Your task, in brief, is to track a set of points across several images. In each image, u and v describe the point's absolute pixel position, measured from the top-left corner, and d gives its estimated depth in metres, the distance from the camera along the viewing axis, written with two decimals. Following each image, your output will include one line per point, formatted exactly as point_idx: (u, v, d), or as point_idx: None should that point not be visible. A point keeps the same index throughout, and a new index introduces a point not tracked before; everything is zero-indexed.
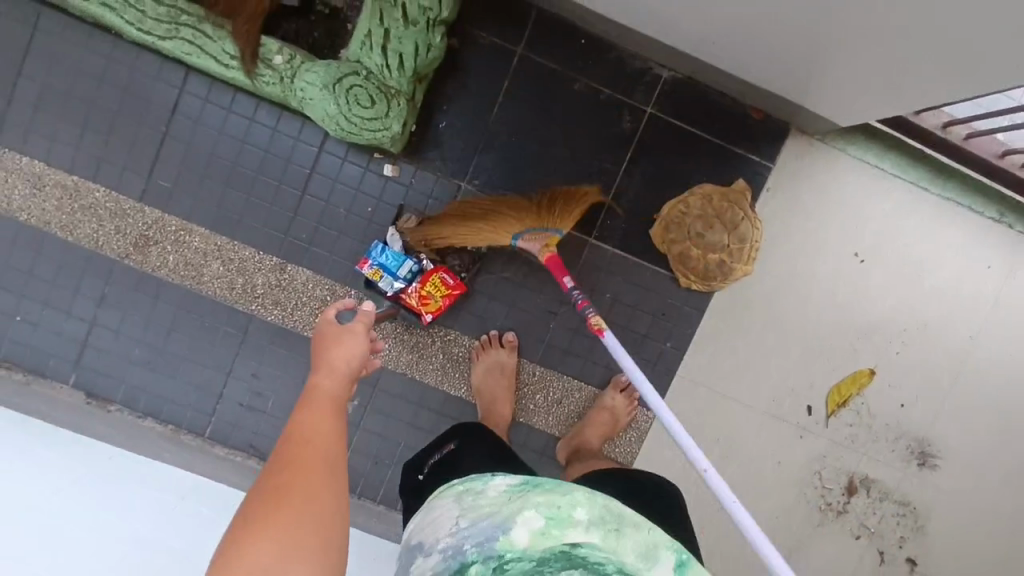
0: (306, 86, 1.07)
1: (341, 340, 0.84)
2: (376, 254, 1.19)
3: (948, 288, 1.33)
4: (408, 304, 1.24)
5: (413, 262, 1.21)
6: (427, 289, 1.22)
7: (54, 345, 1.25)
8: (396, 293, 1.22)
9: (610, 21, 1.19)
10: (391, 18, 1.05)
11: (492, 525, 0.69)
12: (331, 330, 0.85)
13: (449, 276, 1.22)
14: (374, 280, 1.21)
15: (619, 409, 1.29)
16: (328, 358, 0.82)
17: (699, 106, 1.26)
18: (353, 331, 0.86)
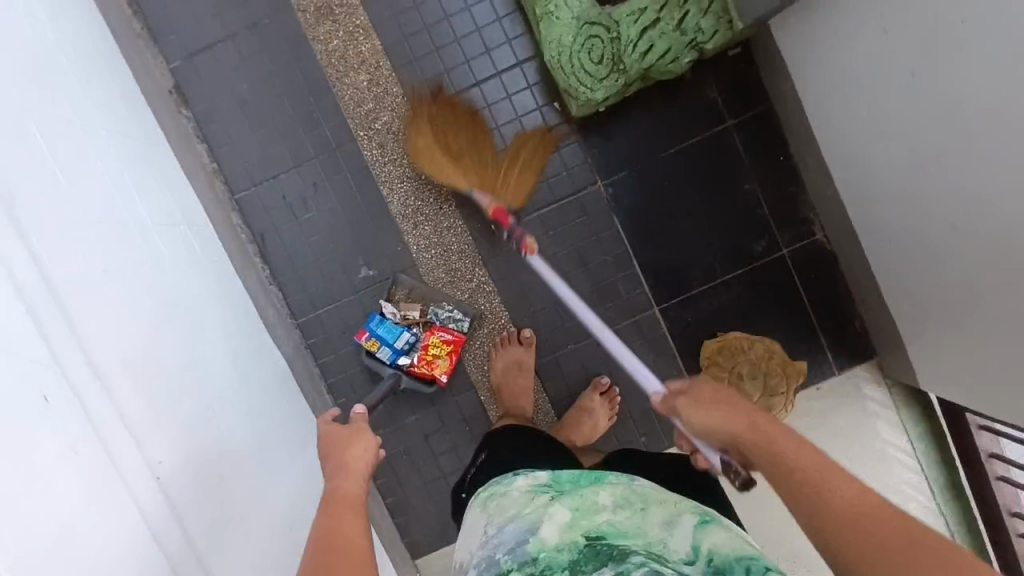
0: (562, 6, 1.09)
1: (350, 440, 0.82)
2: (370, 327, 1.23)
3: None
4: (416, 373, 1.25)
5: (408, 333, 1.23)
6: (432, 354, 1.24)
7: (185, 28, 1.24)
8: (402, 364, 1.24)
9: (814, 160, 1.21)
10: (669, 14, 1.09)
11: (521, 529, 0.75)
12: (338, 431, 0.84)
13: (445, 333, 1.25)
14: (372, 351, 1.24)
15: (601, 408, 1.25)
16: (341, 459, 0.80)
17: (821, 282, 1.29)
18: (350, 430, 0.84)
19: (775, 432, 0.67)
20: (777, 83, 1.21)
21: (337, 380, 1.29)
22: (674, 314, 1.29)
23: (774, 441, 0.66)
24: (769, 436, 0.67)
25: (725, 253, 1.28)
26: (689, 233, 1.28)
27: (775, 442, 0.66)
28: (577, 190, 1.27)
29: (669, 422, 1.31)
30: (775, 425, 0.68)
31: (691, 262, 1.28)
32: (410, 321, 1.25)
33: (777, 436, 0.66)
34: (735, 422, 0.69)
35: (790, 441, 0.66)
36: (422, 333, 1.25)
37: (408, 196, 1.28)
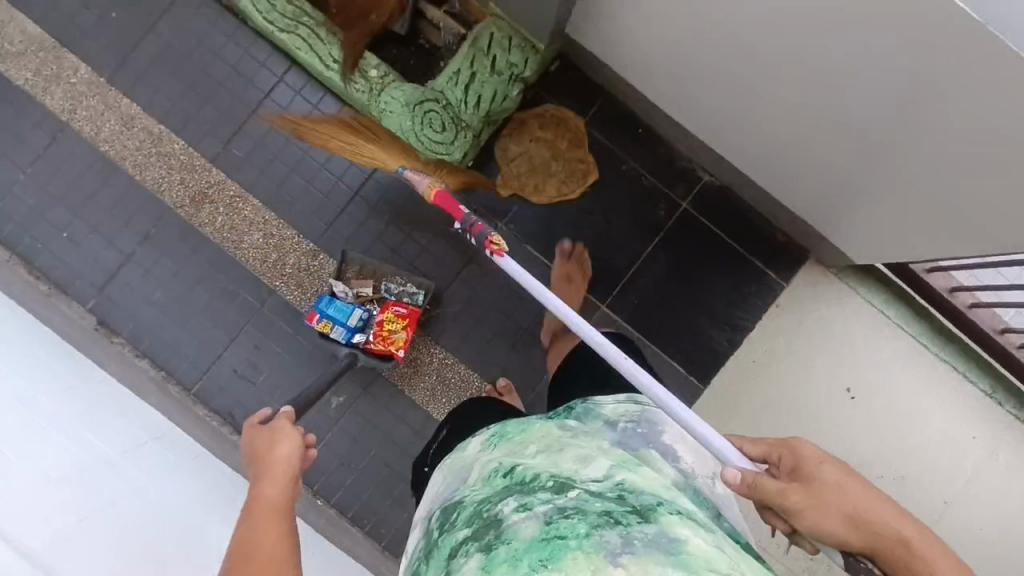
0: (390, 100, 1.20)
1: (273, 441, 0.84)
2: (321, 306, 1.25)
3: (930, 446, 1.35)
4: (372, 351, 1.27)
5: (362, 310, 1.27)
6: (386, 329, 1.27)
7: (87, 268, 1.32)
8: (358, 341, 1.26)
9: (666, 119, 1.31)
10: (480, 64, 1.20)
11: (458, 487, 0.71)
12: (260, 439, 0.85)
13: (400, 307, 1.28)
14: (324, 332, 1.26)
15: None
16: (266, 465, 0.81)
17: (730, 214, 1.36)
18: (282, 434, 0.85)
19: (846, 495, 0.64)
20: (603, 73, 1.32)
21: (357, 508, 1.32)
22: (621, 303, 1.35)
23: (843, 496, 0.64)
24: (840, 495, 0.64)
25: (637, 230, 1.36)
26: (597, 229, 1.35)
27: (852, 501, 0.63)
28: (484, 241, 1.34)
29: None
30: (843, 476, 0.65)
31: (612, 252, 1.35)
32: (364, 298, 1.30)
33: (854, 496, 0.64)
34: (809, 498, 0.65)
35: (851, 490, 0.64)
36: (378, 308, 1.29)
37: None
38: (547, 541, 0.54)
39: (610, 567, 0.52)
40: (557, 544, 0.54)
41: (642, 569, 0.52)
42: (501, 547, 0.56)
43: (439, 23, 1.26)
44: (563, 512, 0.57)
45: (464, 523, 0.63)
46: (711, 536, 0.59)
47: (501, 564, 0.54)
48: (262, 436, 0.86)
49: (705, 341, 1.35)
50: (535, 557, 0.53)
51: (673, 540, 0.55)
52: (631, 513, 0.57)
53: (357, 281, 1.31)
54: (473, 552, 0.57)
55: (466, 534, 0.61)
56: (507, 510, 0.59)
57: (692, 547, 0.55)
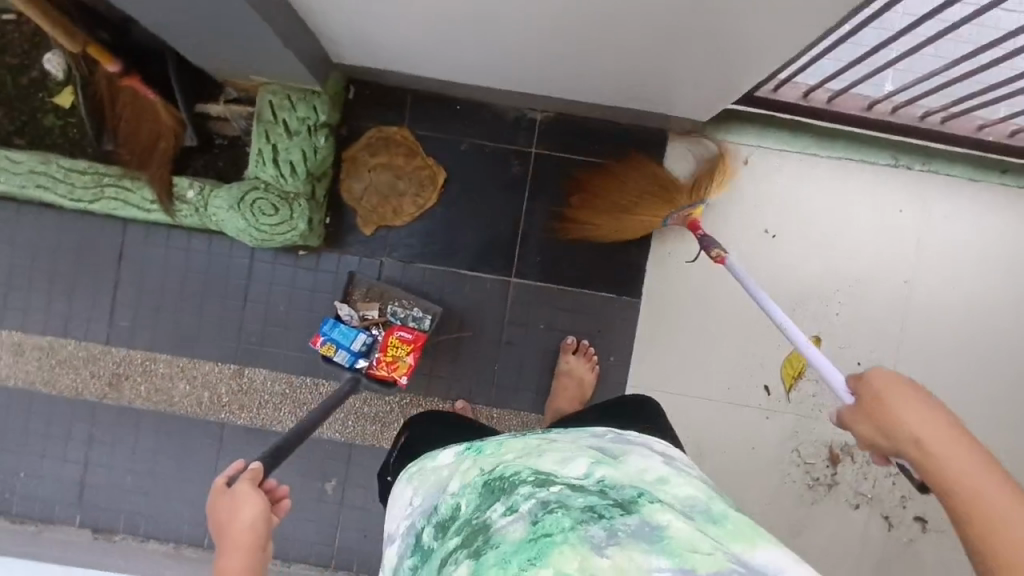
0: (217, 210, 1.21)
1: (235, 511, 0.73)
2: (326, 330, 1.20)
3: (865, 239, 1.35)
4: (376, 375, 1.23)
5: (365, 335, 1.22)
6: (389, 354, 1.21)
7: (59, 491, 1.36)
8: (361, 366, 1.22)
9: (473, 86, 1.30)
10: (276, 134, 1.21)
11: (437, 497, 0.72)
12: (224, 501, 0.74)
13: (407, 332, 1.23)
14: (328, 356, 1.21)
15: (564, 367, 1.31)
16: (229, 534, 0.72)
17: (579, 135, 1.36)
18: (241, 497, 0.74)
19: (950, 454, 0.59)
20: (395, 76, 1.31)
21: None
22: (527, 267, 1.36)
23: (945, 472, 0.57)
24: (939, 458, 0.59)
25: (506, 196, 1.35)
26: (471, 214, 1.36)
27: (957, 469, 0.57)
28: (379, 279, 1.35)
29: (614, 328, 1.35)
30: (952, 438, 0.59)
31: (495, 226, 1.35)
32: (369, 321, 1.27)
33: (954, 465, 0.58)
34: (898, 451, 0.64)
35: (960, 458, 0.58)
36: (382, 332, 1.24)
37: (295, 411, 1.36)
38: (535, 540, 0.55)
39: (596, 557, 0.53)
40: (545, 542, 0.55)
41: (628, 559, 0.53)
42: (492, 549, 0.57)
43: (230, 117, 1.26)
44: (547, 506, 0.59)
45: (452, 532, 0.64)
46: (692, 519, 0.60)
47: (491, 567, 0.55)
48: (224, 505, 0.74)
49: (618, 259, 1.35)
50: (524, 555, 0.54)
51: (656, 527, 0.57)
52: (613, 507, 0.59)
53: (362, 304, 1.29)
54: (463, 559, 0.58)
55: (455, 541, 0.62)
56: (494, 513, 0.61)
57: (674, 528, 0.57)
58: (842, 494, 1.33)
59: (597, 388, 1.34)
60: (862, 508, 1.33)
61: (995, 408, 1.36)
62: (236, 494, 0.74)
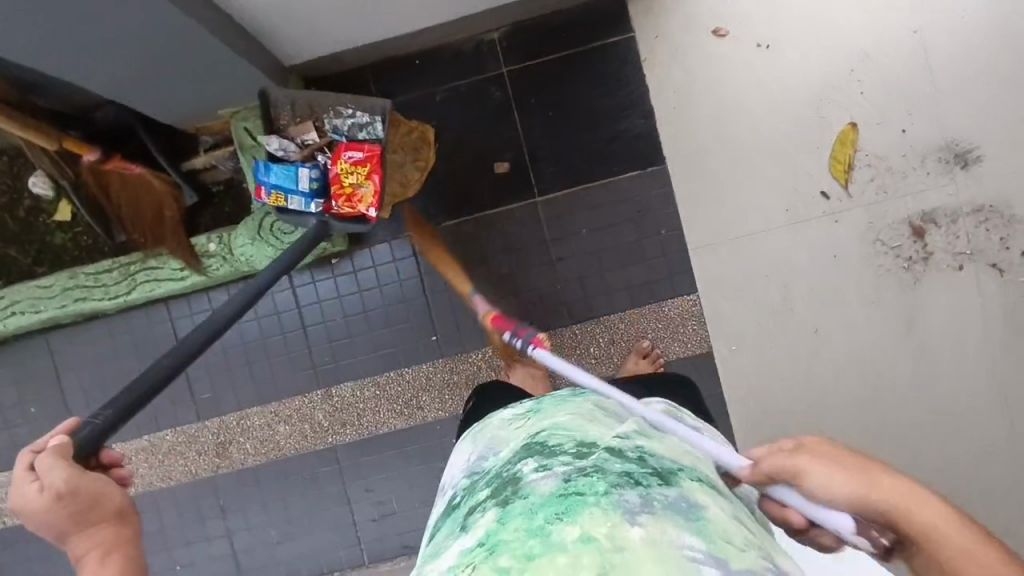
0: (243, 248, 1.22)
1: (59, 497, 0.59)
2: (265, 178, 1.11)
3: (859, 9, 1.29)
4: (340, 212, 1.14)
5: (308, 169, 1.12)
6: (346, 184, 1.12)
7: (217, 569, 1.40)
8: (319, 204, 1.13)
9: (421, 34, 1.28)
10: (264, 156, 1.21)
11: (482, 454, 0.67)
12: (40, 497, 0.59)
13: (355, 152, 1.12)
14: (280, 207, 1.13)
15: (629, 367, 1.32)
16: (65, 516, 0.60)
17: (541, 35, 1.33)
18: (61, 499, 0.59)
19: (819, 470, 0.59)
20: (346, 58, 1.29)
21: None
22: (546, 182, 1.34)
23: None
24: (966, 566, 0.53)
25: (497, 125, 1.34)
26: (473, 156, 1.35)
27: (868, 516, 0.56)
28: (414, 254, 1.36)
29: (653, 202, 1.33)
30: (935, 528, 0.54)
31: (499, 157, 1.35)
32: (311, 147, 1.14)
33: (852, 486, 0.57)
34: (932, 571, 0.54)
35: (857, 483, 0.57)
36: (329, 156, 1.13)
37: (392, 407, 1.37)
38: (565, 497, 0.50)
39: (627, 526, 0.47)
40: (575, 499, 0.49)
41: (661, 532, 0.47)
42: (516, 499, 0.51)
43: (215, 163, 1.27)
44: (582, 471, 0.52)
45: (483, 485, 0.59)
46: (731, 509, 0.55)
47: (515, 515, 0.50)
48: (31, 500, 0.59)
49: (627, 136, 1.33)
50: (552, 511, 0.49)
51: (694, 508, 0.51)
52: (651, 476, 0.53)
53: (296, 129, 1.15)
54: (489, 507, 0.53)
55: (484, 492, 0.57)
56: (527, 468, 0.55)
57: (711, 513, 0.51)
58: (941, 262, 1.30)
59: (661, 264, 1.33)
60: (966, 268, 1.30)
61: None
62: (55, 496, 0.59)
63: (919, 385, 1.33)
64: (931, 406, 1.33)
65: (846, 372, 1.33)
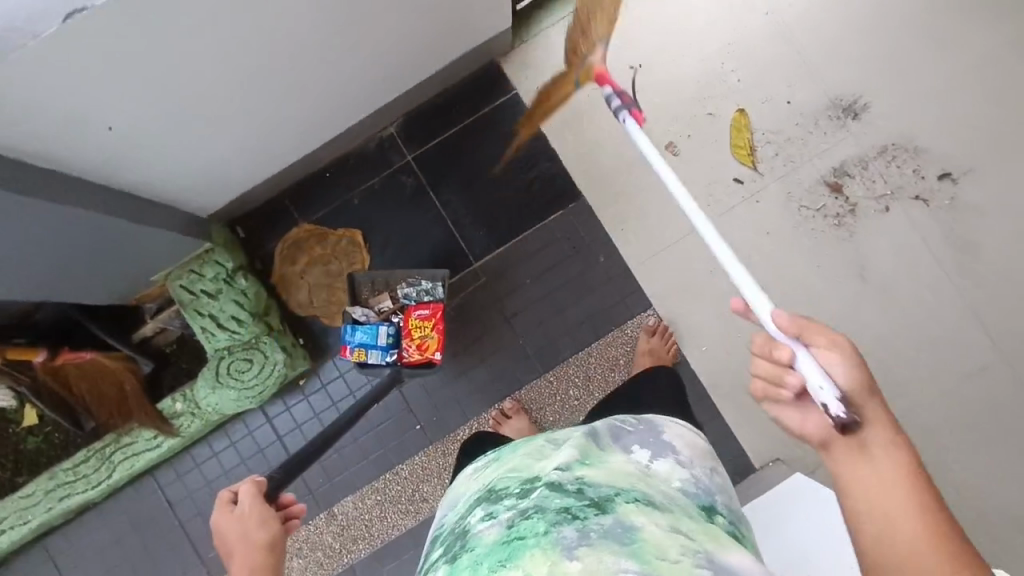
0: (207, 397, 1.24)
1: (239, 520, 0.85)
2: (351, 338, 1.24)
3: (710, 8, 1.37)
4: (412, 360, 1.27)
5: (387, 327, 1.26)
6: (416, 336, 1.25)
7: None
8: (394, 357, 1.26)
9: (321, 150, 1.35)
10: (204, 305, 1.24)
11: (448, 505, 0.71)
12: (226, 518, 0.86)
13: (424, 309, 1.25)
14: (361, 361, 1.25)
15: (647, 347, 1.31)
16: (232, 537, 0.84)
17: (433, 117, 1.40)
18: (243, 517, 0.85)
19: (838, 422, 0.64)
20: (260, 192, 1.35)
21: None
22: (480, 247, 1.38)
23: None
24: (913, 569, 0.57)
25: (418, 209, 1.39)
26: (404, 244, 1.39)
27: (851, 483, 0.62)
28: None
29: (584, 235, 1.37)
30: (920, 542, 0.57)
31: (429, 238, 1.39)
32: (386, 311, 1.28)
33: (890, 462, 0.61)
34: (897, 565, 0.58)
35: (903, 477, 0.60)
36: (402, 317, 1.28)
37: (397, 508, 1.35)
38: (508, 543, 0.54)
39: (564, 563, 0.52)
40: (518, 544, 0.54)
41: (597, 562, 0.52)
42: (466, 556, 0.56)
43: (163, 325, 1.31)
44: (523, 514, 0.56)
45: (443, 541, 0.63)
46: (669, 518, 0.58)
47: (465, 570, 0.55)
48: (226, 517, 0.86)
49: (540, 183, 1.38)
50: (497, 561, 0.54)
51: (628, 531, 0.55)
52: (589, 506, 0.57)
53: (374, 298, 1.29)
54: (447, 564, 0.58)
55: (442, 549, 0.61)
56: (477, 520, 0.60)
57: (647, 532, 0.55)
58: (867, 209, 1.34)
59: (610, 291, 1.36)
60: (893, 207, 1.34)
61: (924, 45, 1.35)
62: (240, 514, 0.86)
63: (891, 328, 1.33)
64: (909, 345, 1.33)
65: None
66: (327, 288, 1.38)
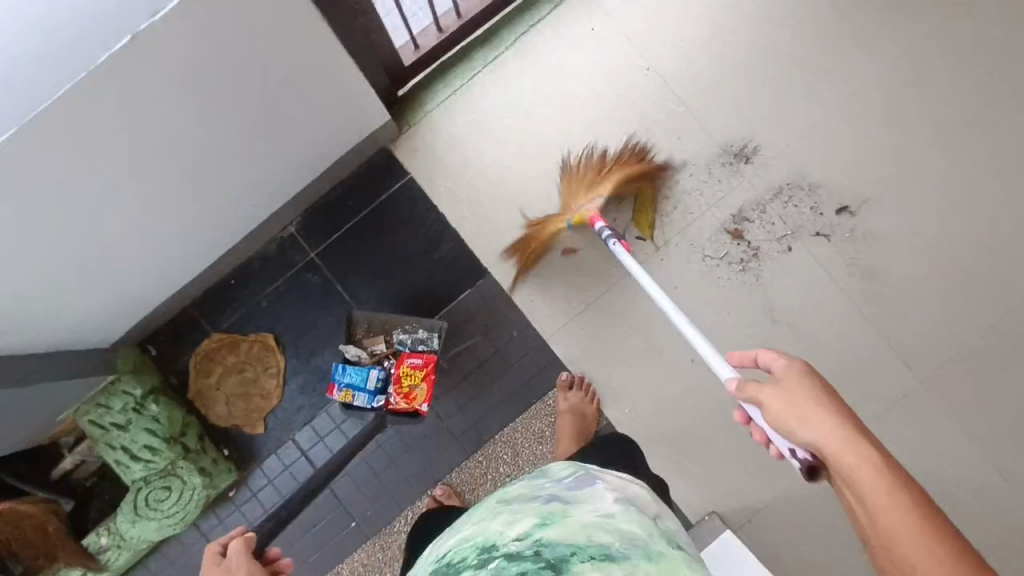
0: (131, 529, 1.25)
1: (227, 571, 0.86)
2: (340, 376, 1.27)
3: (591, 71, 1.37)
4: (398, 409, 1.28)
5: (378, 371, 1.28)
6: (405, 386, 1.27)
7: None
8: (381, 403, 1.28)
9: (220, 261, 1.34)
10: (116, 438, 1.25)
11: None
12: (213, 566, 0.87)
13: (418, 359, 1.27)
14: (346, 401, 1.27)
15: (567, 405, 1.31)
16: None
17: (331, 211, 1.39)
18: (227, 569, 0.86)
19: (827, 422, 0.68)
20: (164, 310, 1.34)
21: None
22: None
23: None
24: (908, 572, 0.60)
25: (327, 305, 1.38)
26: (318, 343, 1.38)
27: (856, 481, 0.64)
28: (302, 453, 1.37)
29: (495, 312, 1.37)
30: (906, 524, 0.60)
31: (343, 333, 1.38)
32: (378, 355, 1.31)
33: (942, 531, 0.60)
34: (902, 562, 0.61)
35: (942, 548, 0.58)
36: (394, 363, 1.30)
37: None
38: None
39: None
40: None
41: None
42: None
43: (83, 458, 1.30)
44: None
45: None
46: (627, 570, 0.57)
47: None
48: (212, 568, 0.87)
49: (445, 264, 1.38)
50: None
51: None
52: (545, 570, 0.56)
53: (369, 340, 1.32)
54: None
55: None
56: None
57: None
58: (770, 251, 1.34)
59: (527, 365, 1.36)
60: (796, 247, 1.34)
61: (805, 81, 1.35)
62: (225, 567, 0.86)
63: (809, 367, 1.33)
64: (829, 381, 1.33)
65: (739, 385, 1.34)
66: (246, 395, 1.37)
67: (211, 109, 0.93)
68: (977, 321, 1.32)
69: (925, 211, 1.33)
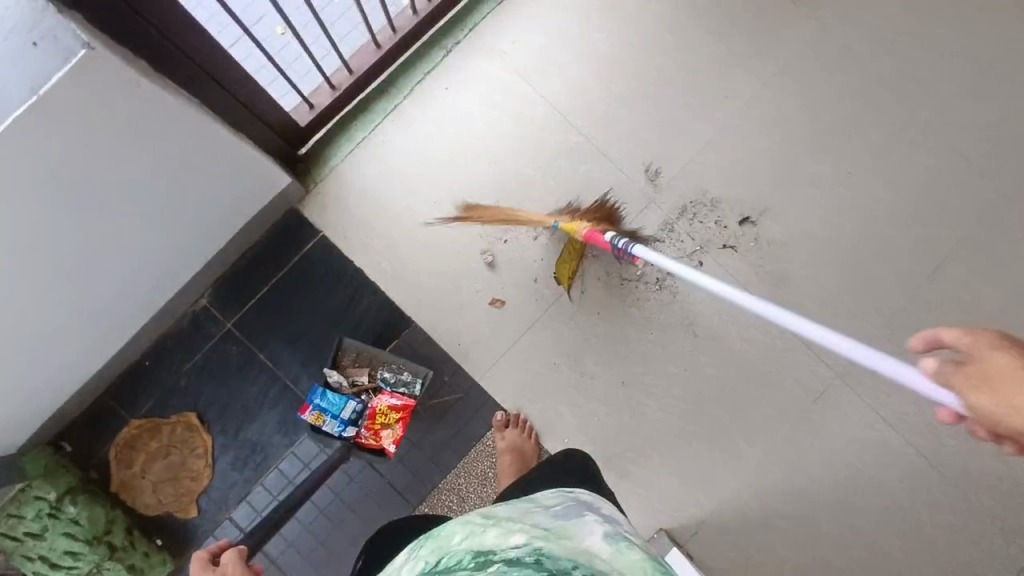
0: None
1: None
2: (317, 400, 1.29)
3: (489, 112, 1.39)
4: (365, 442, 1.32)
5: (356, 403, 1.30)
6: (378, 423, 1.31)
7: None
8: (348, 434, 1.30)
9: (131, 345, 1.28)
10: (36, 547, 1.21)
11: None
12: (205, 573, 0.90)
13: (399, 400, 1.31)
14: (318, 423, 1.29)
15: (506, 444, 1.31)
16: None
17: (243, 278, 1.36)
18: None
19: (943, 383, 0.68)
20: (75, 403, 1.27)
21: None
22: None
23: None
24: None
25: (251, 375, 1.35)
26: (244, 415, 1.34)
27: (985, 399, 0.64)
28: (241, 530, 1.31)
29: (424, 359, 1.36)
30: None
31: (270, 401, 1.34)
32: (359, 386, 1.34)
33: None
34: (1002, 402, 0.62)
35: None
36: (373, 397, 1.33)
37: None
38: None
39: None
40: None
41: None
42: None
43: None
44: None
45: None
46: None
47: None
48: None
49: (368, 319, 1.36)
50: None
51: None
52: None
53: (354, 370, 1.34)
54: None
55: None
56: None
57: None
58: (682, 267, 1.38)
59: (461, 408, 1.36)
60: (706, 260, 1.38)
61: (694, 102, 1.41)
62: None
63: (733, 373, 1.37)
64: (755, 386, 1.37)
65: (670, 400, 1.37)
66: (173, 479, 1.32)
67: (83, 205, 0.90)
68: (880, 310, 1.38)
69: (821, 211, 1.40)
